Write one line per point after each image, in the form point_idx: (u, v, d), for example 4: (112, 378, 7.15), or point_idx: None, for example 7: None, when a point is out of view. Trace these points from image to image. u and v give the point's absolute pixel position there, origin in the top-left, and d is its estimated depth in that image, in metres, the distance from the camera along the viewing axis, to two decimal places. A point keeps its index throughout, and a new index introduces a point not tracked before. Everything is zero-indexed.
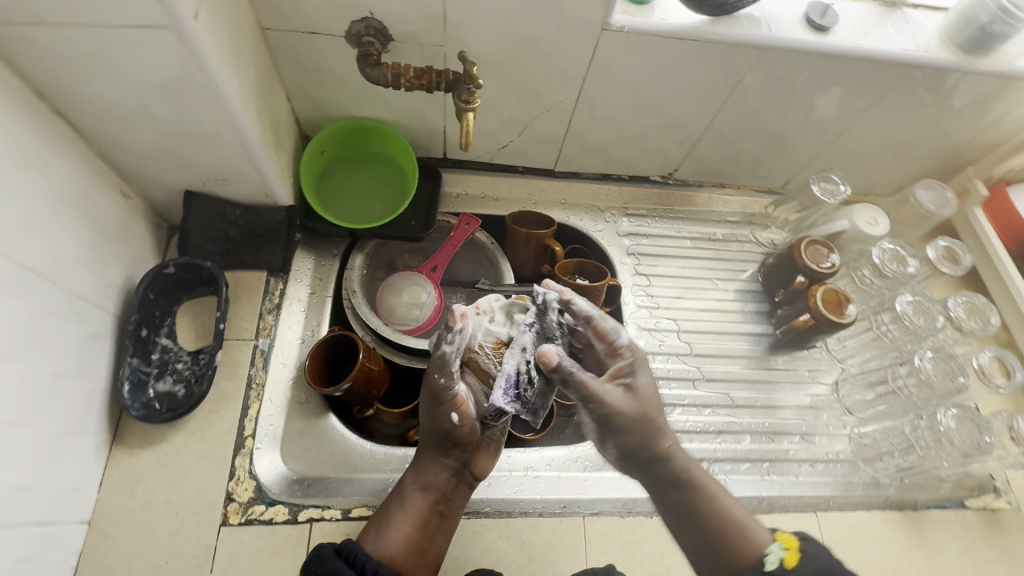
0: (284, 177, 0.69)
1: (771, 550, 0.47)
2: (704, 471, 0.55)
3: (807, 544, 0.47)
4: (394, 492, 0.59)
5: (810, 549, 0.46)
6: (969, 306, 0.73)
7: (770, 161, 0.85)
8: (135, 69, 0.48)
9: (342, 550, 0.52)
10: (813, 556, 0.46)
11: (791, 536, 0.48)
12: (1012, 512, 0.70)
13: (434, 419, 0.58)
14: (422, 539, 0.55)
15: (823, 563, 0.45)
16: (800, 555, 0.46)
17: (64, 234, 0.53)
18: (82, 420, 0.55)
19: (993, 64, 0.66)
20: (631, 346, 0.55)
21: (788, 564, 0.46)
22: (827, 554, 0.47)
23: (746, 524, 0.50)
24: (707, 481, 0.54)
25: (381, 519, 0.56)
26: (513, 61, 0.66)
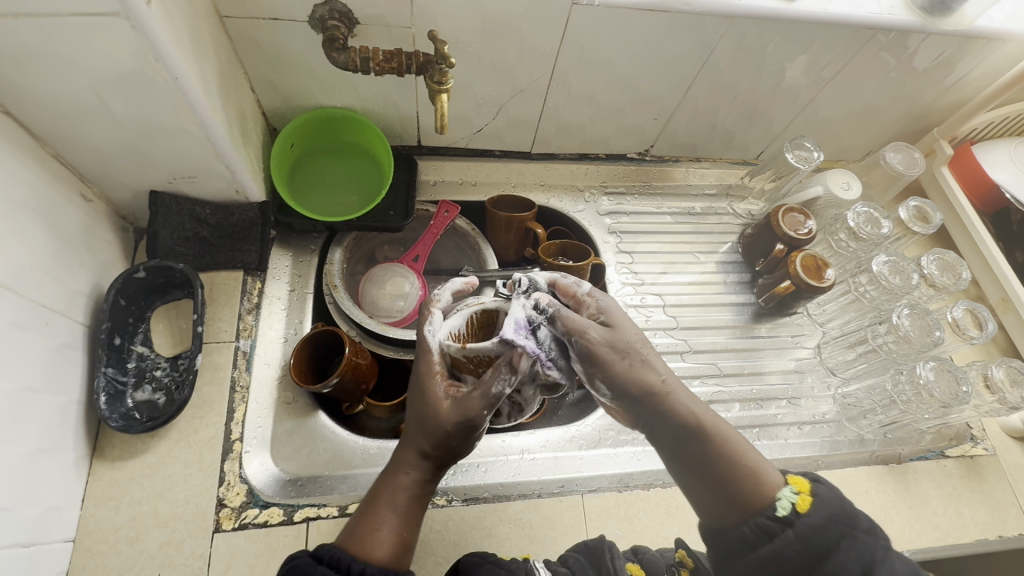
0: (255, 172, 0.67)
1: (783, 494, 0.45)
2: (718, 419, 0.51)
3: (819, 488, 0.45)
4: (379, 493, 0.49)
5: (823, 493, 0.45)
6: (942, 262, 0.75)
7: (744, 132, 0.86)
8: (86, 62, 0.45)
9: (322, 556, 0.44)
10: (826, 500, 0.44)
11: (801, 479, 0.47)
12: (990, 457, 0.73)
13: (448, 438, 0.49)
14: (412, 542, 0.48)
15: (835, 507, 0.43)
16: (812, 500, 0.44)
17: (20, 240, 0.50)
18: (57, 436, 0.52)
19: (954, 24, 0.67)
20: (591, 296, 0.57)
21: (800, 509, 0.44)
22: (840, 496, 0.45)
23: (760, 469, 0.47)
24: (721, 428, 0.50)
25: (370, 520, 0.47)
26: (484, 41, 0.64)
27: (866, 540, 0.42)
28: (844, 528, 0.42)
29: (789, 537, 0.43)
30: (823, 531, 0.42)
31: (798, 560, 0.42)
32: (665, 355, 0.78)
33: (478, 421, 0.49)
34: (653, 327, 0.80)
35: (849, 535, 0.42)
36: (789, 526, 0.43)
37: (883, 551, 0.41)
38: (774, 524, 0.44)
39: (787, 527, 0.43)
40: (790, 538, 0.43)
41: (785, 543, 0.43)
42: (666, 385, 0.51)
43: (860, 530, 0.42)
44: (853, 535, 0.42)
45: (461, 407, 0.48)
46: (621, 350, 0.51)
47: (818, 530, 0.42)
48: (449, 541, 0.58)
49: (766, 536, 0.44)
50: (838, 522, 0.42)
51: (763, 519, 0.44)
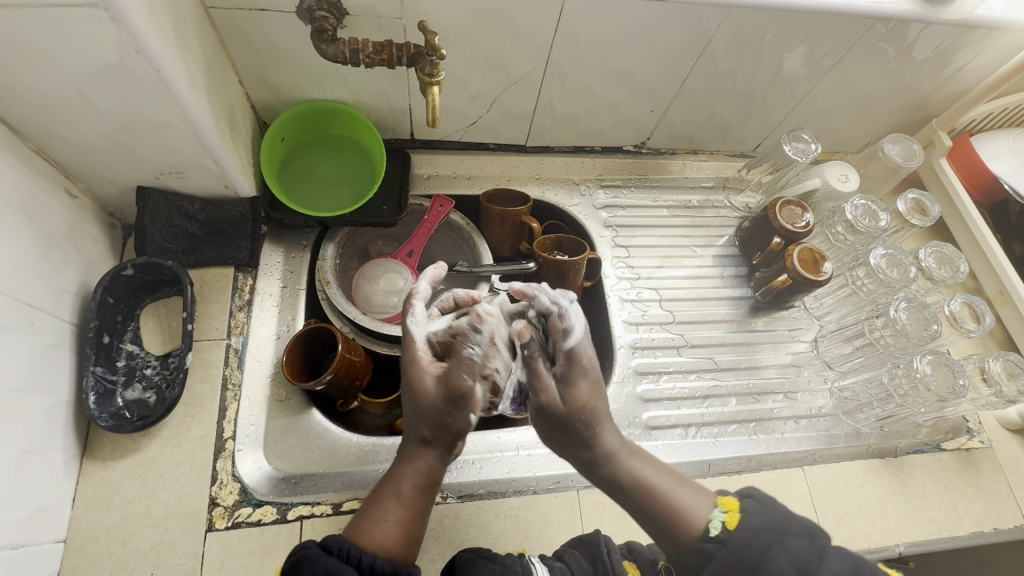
0: (244, 167, 0.66)
1: (713, 516, 0.47)
2: (645, 463, 0.52)
3: (748, 504, 0.47)
4: (383, 486, 0.49)
5: (751, 508, 0.46)
6: (939, 255, 0.75)
7: (741, 124, 0.85)
8: (66, 55, 0.44)
9: (333, 547, 0.44)
10: (755, 514, 0.46)
11: (729, 498, 0.49)
12: (986, 450, 0.73)
13: (443, 420, 0.49)
14: (418, 533, 0.48)
15: (763, 518, 0.45)
16: (741, 516, 0.46)
17: (5, 238, 0.49)
18: (46, 436, 0.51)
19: (954, 13, 0.66)
20: (574, 351, 0.51)
21: (730, 526, 0.46)
22: (772, 509, 0.46)
23: (683, 499, 0.49)
24: (649, 471, 0.51)
25: (374, 512, 0.47)
26: (476, 32, 0.63)
27: (798, 544, 0.43)
28: (774, 536, 0.44)
29: (723, 556, 0.44)
30: (752, 543, 0.44)
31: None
32: (662, 349, 0.78)
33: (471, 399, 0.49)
34: (648, 321, 0.80)
35: (779, 541, 0.43)
36: (723, 544, 0.45)
37: (818, 550, 0.43)
38: (710, 545, 0.45)
39: (721, 545, 0.45)
40: (724, 556, 0.44)
41: (722, 561, 0.44)
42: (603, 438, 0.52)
43: (792, 534, 0.44)
44: (784, 541, 0.43)
45: (445, 382, 0.49)
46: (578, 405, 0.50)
47: (747, 544, 0.44)
48: (444, 538, 0.58)
49: (705, 559, 0.45)
50: (767, 533, 0.44)
51: (700, 542, 0.46)
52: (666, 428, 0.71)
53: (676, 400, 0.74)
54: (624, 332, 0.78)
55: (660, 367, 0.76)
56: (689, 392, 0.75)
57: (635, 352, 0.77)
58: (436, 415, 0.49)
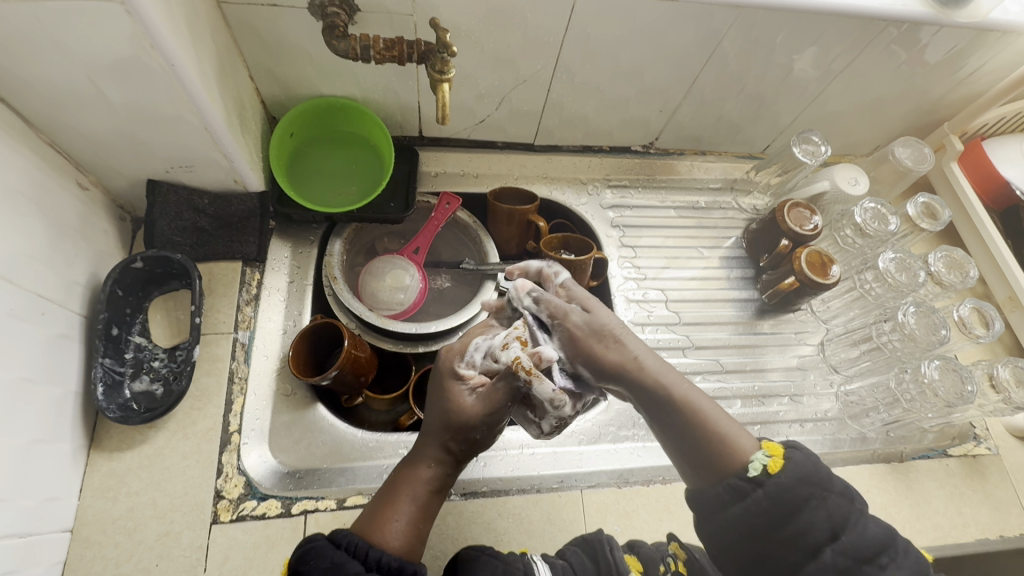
0: (254, 162, 0.66)
1: (757, 457, 0.45)
2: (692, 386, 0.49)
3: (793, 452, 0.45)
4: (399, 484, 0.49)
5: (796, 457, 0.44)
6: (949, 260, 0.74)
7: (750, 125, 0.85)
8: (81, 49, 0.45)
9: (340, 540, 0.45)
10: (799, 463, 0.44)
11: (776, 445, 0.46)
12: (993, 456, 0.72)
13: (471, 434, 0.51)
14: (424, 537, 0.49)
15: (807, 470, 0.44)
16: (784, 462, 0.44)
17: (17, 228, 0.49)
18: (55, 427, 0.52)
19: (968, 16, 0.65)
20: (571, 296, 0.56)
21: (771, 471, 0.44)
22: (815, 461, 0.45)
23: (727, 433, 0.46)
24: (693, 394, 0.48)
25: (391, 507, 0.48)
26: (487, 30, 0.63)
27: (839, 502, 0.42)
28: (816, 489, 0.43)
29: (758, 497, 0.43)
30: (792, 493, 0.42)
31: (767, 521, 0.42)
32: (668, 350, 0.78)
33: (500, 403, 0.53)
34: (654, 322, 0.80)
35: (820, 495, 0.42)
36: (760, 486, 0.43)
37: (856, 512, 0.42)
38: (746, 485, 0.44)
39: (757, 487, 0.43)
40: (759, 497, 0.43)
41: (756, 503, 0.43)
42: (639, 361, 0.50)
43: (834, 492, 0.43)
44: (825, 496, 0.43)
45: (488, 402, 0.50)
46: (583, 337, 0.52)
47: (787, 491, 0.43)
48: (447, 536, 0.58)
49: (738, 496, 0.44)
50: (809, 484, 0.43)
51: (734, 480, 0.44)
52: None
53: None
54: None
55: None
56: None
57: None
58: (463, 429, 0.50)
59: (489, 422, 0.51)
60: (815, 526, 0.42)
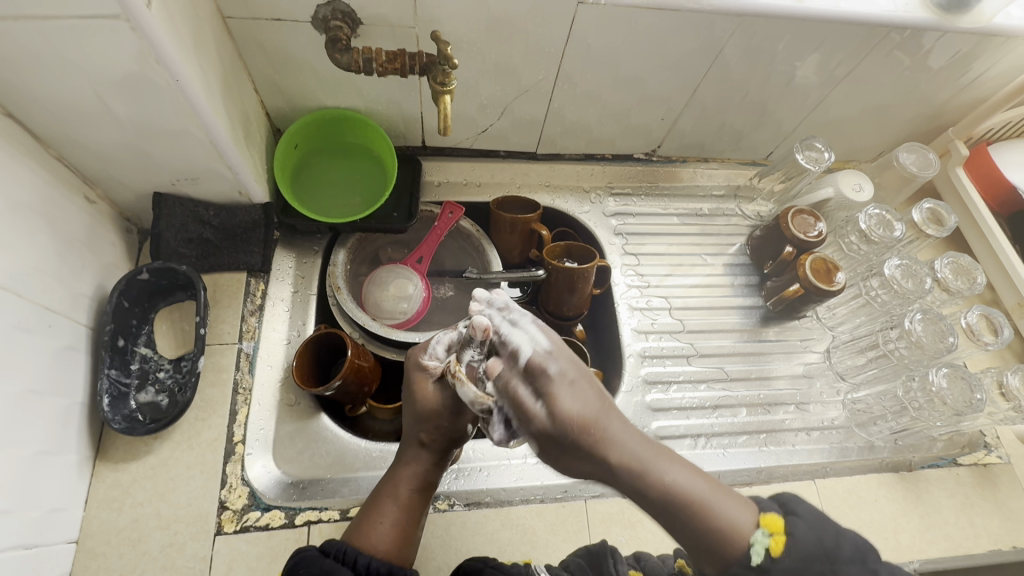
0: (258, 173, 0.67)
1: (756, 538, 0.41)
2: (670, 468, 0.45)
3: (795, 526, 0.41)
4: (381, 488, 0.52)
5: (798, 533, 0.40)
6: (956, 266, 0.74)
7: (752, 132, 0.85)
8: (89, 65, 0.45)
9: (330, 549, 0.46)
10: (802, 540, 0.40)
11: (773, 515, 0.43)
12: (1004, 466, 0.71)
13: (440, 424, 0.52)
14: (413, 536, 0.50)
15: (813, 548, 0.40)
16: (786, 539, 0.40)
17: (24, 242, 0.50)
18: (61, 438, 0.52)
19: (972, 22, 0.65)
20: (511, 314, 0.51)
21: (775, 553, 0.40)
22: (821, 533, 0.40)
23: (721, 512, 0.42)
24: (674, 478, 0.44)
25: (372, 511, 0.50)
26: (488, 42, 0.64)
27: (850, 574, 0.39)
28: (824, 568, 0.39)
29: None
30: None
31: None
32: (672, 358, 0.77)
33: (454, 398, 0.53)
34: (658, 329, 0.79)
35: (830, 575, 0.39)
36: (766, 575, 0.40)
37: None
38: (750, 574, 0.40)
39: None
40: None
41: None
42: (608, 447, 0.45)
43: (844, 562, 0.39)
44: (835, 573, 0.39)
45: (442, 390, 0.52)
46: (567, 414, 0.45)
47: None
48: (451, 546, 0.58)
49: None
50: (818, 562, 0.39)
51: (735, 565, 0.41)
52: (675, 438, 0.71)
53: (685, 409, 0.73)
54: (633, 341, 0.78)
55: (669, 376, 0.76)
56: (698, 402, 0.74)
57: (644, 360, 0.77)
58: (431, 421, 0.53)
59: (452, 407, 0.52)
60: None
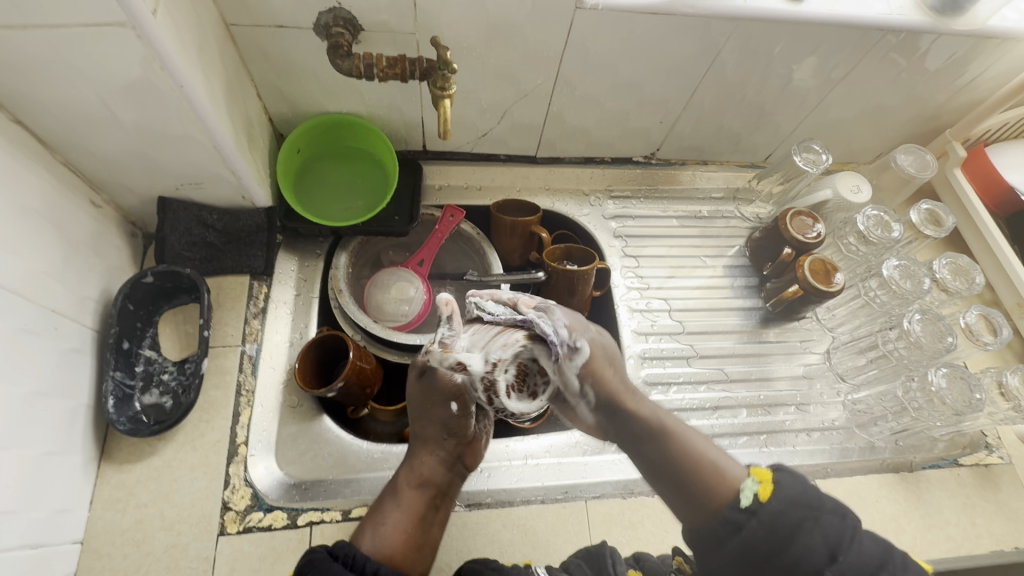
0: (261, 178, 0.67)
1: (746, 486, 0.43)
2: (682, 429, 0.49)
3: (781, 476, 0.43)
4: (385, 493, 0.54)
5: (784, 481, 0.42)
6: (954, 266, 0.74)
7: (751, 135, 0.85)
8: (95, 72, 0.46)
9: (338, 553, 0.46)
10: (788, 487, 0.42)
11: (762, 467, 0.44)
12: (1005, 466, 0.71)
13: (430, 415, 0.55)
14: (419, 538, 0.51)
15: (796, 493, 0.41)
16: (774, 487, 0.42)
17: (32, 246, 0.51)
18: (66, 439, 0.53)
19: (966, 24, 0.66)
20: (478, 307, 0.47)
21: (762, 498, 0.42)
22: (806, 484, 0.42)
23: (717, 465, 0.45)
24: (680, 435, 0.48)
25: (377, 515, 0.51)
26: (487, 47, 0.64)
27: (832, 521, 0.40)
28: (808, 512, 0.40)
29: (753, 528, 0.41)
30: (783, 517, 0.40)
31: (765, 550, 0.40)
32: (672, 360, 0.78)
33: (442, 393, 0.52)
34: (658, 331, 0.80)
35: (813, 517, 0.40)
36: (752, 515, 0.41)
37: (851, 531, 0.40)
38: (739, 516, 0.42)
39: (751, 516, 0.41)
40: (753, 528, 0.41)
41: (751, 533, 0.41)
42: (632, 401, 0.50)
43: (825, 511, 0.41)
44: (817, 516, 0.40)
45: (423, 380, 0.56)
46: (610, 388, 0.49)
47: (779, 519, 0.40)
48: (452, 547, 0.58)
49: (733, 529, 0.42)
50: (801, 506, 0.41)
51: (728, 509, 0.42)
52: None
53: (685, 410, 0.74)
54: (634, 343, 0.78)
55: (669, 378, 0.76)
56: (698, 403, 0.74)
57: (644, 362, 0.77)
58: (421, 413, 0.56)
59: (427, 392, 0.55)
60: (812, 551, 0.39)
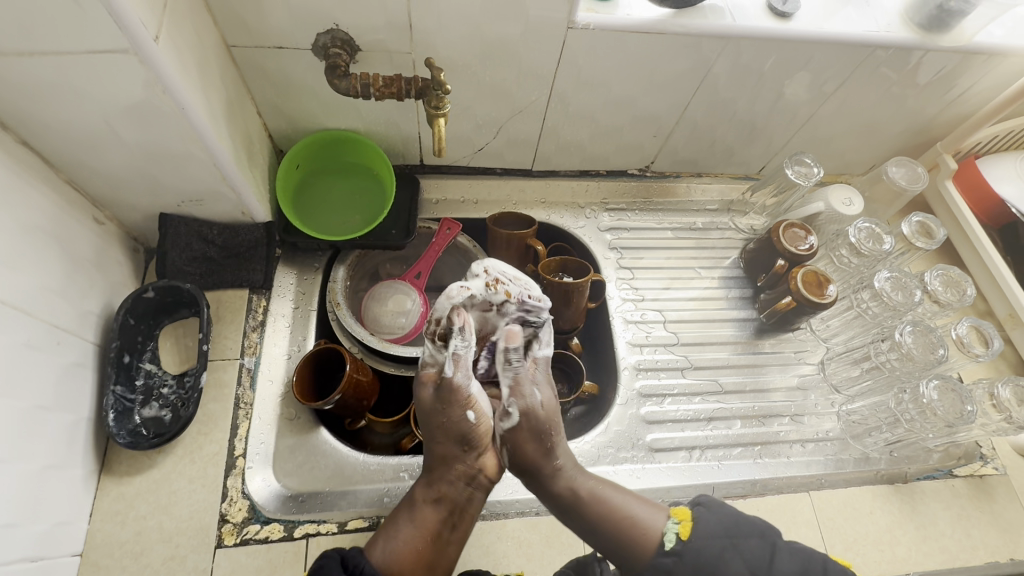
0: (261, 194, 0.69)
1: (668, 529, 0.52)
2: (604, 488, 0.56)
3: (699, 512, 0.52)
4: (403, 504, 0.55)
5: (702, 517, 0.52)
6: (946, 278, 0.75)
7: (744, 148, 0.87)
8: (100, 95, 0.48)
9: (350, 562, 0.49)
10: (705, 522, 0.51)
11: (682, 509, 0.54)
12: (1000, 477, 0.71)
13: (446, 424, 0.56)
14: (431, 556, 0.52)
15: (714, 525, 0.51)
16: (693, 525, 0.51)
17: (34, 263, 0.52)
18: (66, 453, 0.54)
19: (953, 40, 0.67)
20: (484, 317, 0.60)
21: (683, 536, 0.51)
22: (719, 515, 0.52)
23: (642, 517, 0.53)
24: (605, 494, 0.55)
25: (390, 528, 0.53)
26: (482, 65, 0.66)
27: (749, 546, 0.49)
28: (727, 541, 0.50)
29: (682, 567, 0.50)
30: (706, 551, 0.49)
31: None
32: (666, 371, 0.78)
33: (460, 394, 0.56)
34: (653, 343, 0.80)
35: (732, 546, 0.49)
36: (678, 556, 0.50)
37: (767, 550, 0.49)
38: (668, 559, 0.50)
39: (677, 555, 0.50)
40: (682, 566, 0.50)
41: (681, 571, 0.50)
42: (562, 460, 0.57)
43: (743, 537, 0.50)
44: (735, 544, 0.50)
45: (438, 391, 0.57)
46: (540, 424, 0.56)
47: (702, 551, 0.50)
48: None
49: (664, 572, 0.50)
50: (721, 538, 0.50)
51: (658, 557, 0.51)
52: (670, 451, 0.71)
53: (680, 422, 0.74)
54: (628, 354, 0.79)
55: (664, 389, 0.77)
56: (693, 414, 0.75)
57: (639, 373, 0.77)
58: (436, 422, 0.56)
59: (441, 401, 0.56)
60: None
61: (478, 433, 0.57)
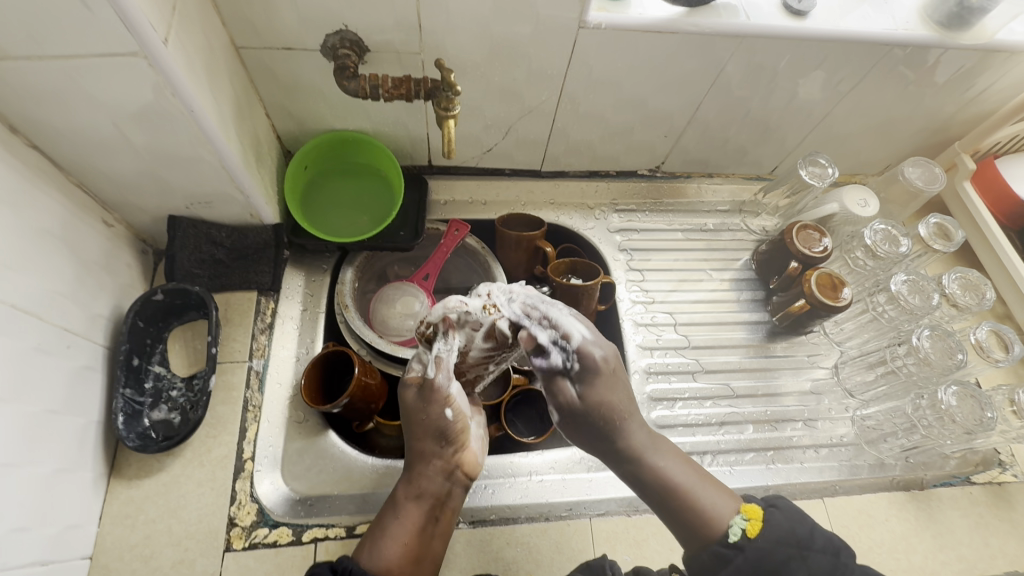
0: (270, 196, 0.69)
1: (735, 522, 0.46)
2: (666, 454, 0.51)
3: (771, 513, 0.47)
4: (387, 506, 0.54)
5: (774, 519, 0.46)
6: (964, 281, 0.73)
7: (756, 148, 0.85)
8: (108, 99, 0.48)
9: (338, 567, 0.47)
10: (776, 526, 0.45)
11: (755, 505, 0.47)
12: (1019, 485, 0.70)
13: (427, 420, 0.54)
14: (419, 552, 0.51)
15: (784, 531, 0.45)
16: (763, 525, 0.46)
17: (43, 266, 0.52)
18: (76, 456, 0.54)
19: (972, 38, 0.66)
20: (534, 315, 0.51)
21: (750, 535, 0.45)
22: (791, 520, 0.46)
23: (709, 500, 0.48)
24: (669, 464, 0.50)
25: (376, 531, 0.51)
26: (492, 65, 0.65)
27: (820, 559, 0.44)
28: (794, 550, 0.45)
29: (740, 563, 0.44)
30: (773, 556, 0.44)
31: None
32: (677, 375, 0.77)
33: (439, 392, 0.54)
34: (663, 346, 0.79)
35: (798, 556, 0.44)
36: (741, 551, 0.45)
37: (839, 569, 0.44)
38: (727, 551, 0.45)
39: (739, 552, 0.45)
40: (741, 563, 0.44)
41: (739, 567, 0.44)
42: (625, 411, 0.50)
43: (814, 550, 0.45)
44: (804, 555, 0.44)
45: (418, 389, 0.55)
46: (599, 400, 0.49)
47: (767, 555, 0.44)
48: (456, 564, 0.58)
49: (720, 562, 0.45)
50: (788, 545, 0.45)
51: (718, 546, 0.46)
52: None
53: (690, 426, 0.73)
54: (638, 357, 0.78)
55: (675, 393, 0.76)
56: (704, 419, 0.74)
57: (649, 376, 0.77)
58: (416, 419, 0.55)
59: (421, 398, 0.54)
60: None
61: (457, 427, 0.55)
